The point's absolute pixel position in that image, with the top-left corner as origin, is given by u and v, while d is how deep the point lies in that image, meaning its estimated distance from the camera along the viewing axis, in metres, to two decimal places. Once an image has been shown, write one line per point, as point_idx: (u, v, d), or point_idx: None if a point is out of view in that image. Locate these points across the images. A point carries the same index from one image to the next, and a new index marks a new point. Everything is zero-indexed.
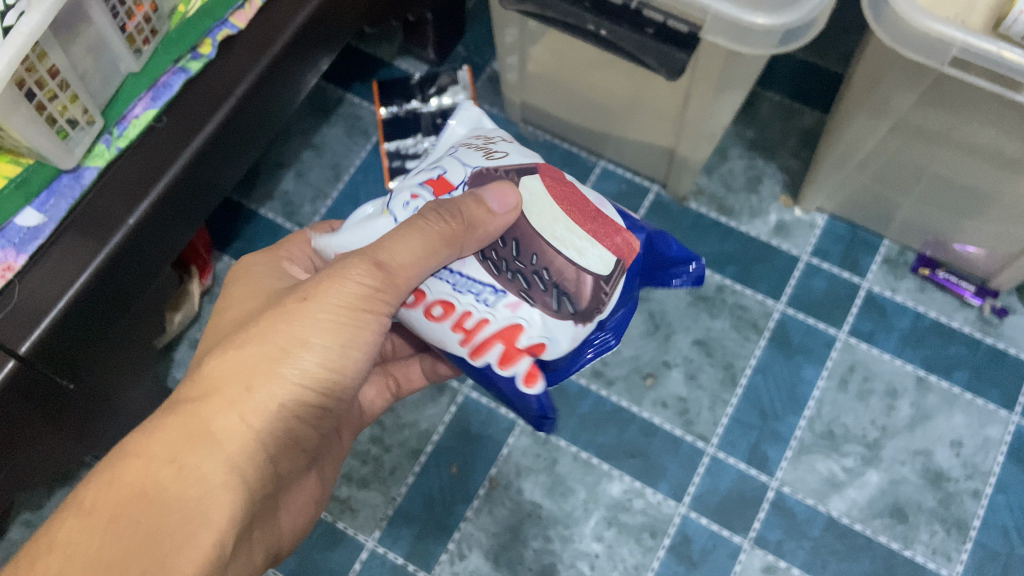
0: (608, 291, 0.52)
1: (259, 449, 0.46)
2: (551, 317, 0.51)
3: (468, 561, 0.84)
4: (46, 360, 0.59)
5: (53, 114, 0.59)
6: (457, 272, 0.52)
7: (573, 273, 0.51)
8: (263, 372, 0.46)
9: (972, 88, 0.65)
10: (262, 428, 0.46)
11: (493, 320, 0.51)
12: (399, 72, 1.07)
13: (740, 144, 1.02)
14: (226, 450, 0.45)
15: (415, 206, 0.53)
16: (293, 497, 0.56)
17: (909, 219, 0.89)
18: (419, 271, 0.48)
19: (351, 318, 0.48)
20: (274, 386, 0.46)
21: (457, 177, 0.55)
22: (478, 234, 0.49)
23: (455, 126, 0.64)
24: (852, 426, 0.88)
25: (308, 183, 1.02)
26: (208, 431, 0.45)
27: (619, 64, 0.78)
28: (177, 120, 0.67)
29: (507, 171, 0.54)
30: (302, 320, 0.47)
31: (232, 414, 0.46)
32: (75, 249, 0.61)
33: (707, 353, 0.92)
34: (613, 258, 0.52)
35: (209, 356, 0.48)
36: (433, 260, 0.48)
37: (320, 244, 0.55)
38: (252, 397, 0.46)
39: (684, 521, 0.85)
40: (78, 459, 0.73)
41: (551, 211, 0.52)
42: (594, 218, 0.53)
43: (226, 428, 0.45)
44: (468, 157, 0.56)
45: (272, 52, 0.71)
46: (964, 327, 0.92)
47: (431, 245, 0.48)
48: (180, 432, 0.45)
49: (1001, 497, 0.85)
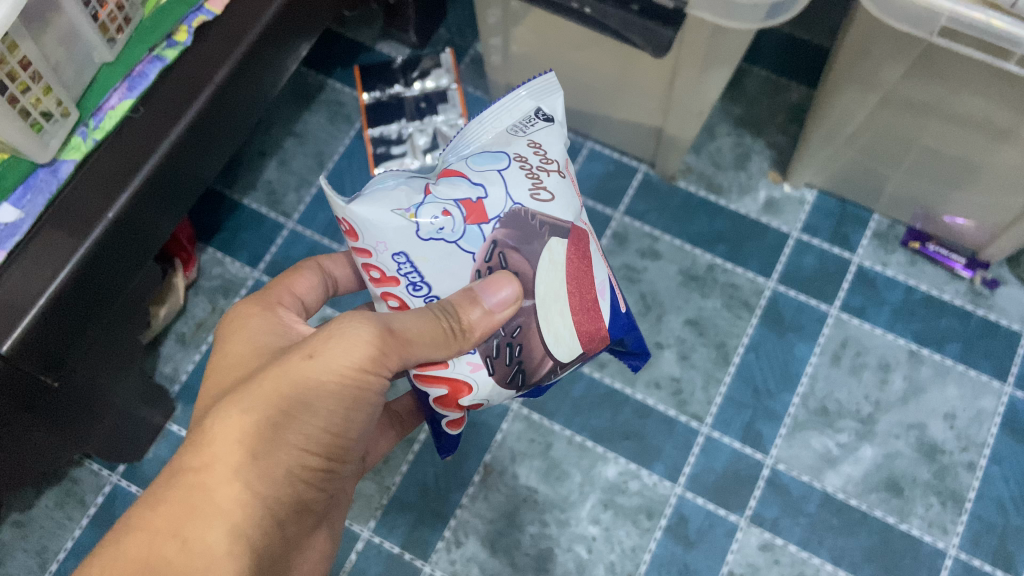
0: (559, 373, 0.53)
1: (264, 515, 0.45)
2: (501, 386, 0.52)
3: (465, 548, 0.84)
4: (31, 359, 0.58)
5: (27, 107, 0.58)
6: (418, 268, 0.50)
7: (539, 356, 0.51)
8: (266, 442, 0.45)
9: (960, 58, 0.64)
10: (270, 499, 0.45)
11: (450, 367, 0.51)
12: (380, 57, 1.06)
13: (728, 122, 1.01)
14: (230, 522, 0.44)
15: (443, 227, 0.49)
16: (308, 557, 0.53)
17: (899, 192, 0.88)
18: (423, 351, 0.47)
19: (358, 379, 0.46)
20: (283, 453, 0.45)
21: (495, 207, 0.50)
22: (475, 336, 0.48)
23: (525, 93, 0.56)
24: (845, 402, 0.88)
25: (292, 171, 1.00)
26: (211, 503, 0.44)
27: (604, 43, 0.77)
28: (155, 110, 0.66)
29: (541, 224, 0.51)
30: (317, 380, 0.45)
31: (236, 485, 0.44)
32: (53, 246, 0.60)
33: (699, 332, 0.92)
34: (578, 351, 0.52)
35: (210, 417, 0.46)
36: (436, 347, 0.47)
37: (344, 204, 0.49)
38: (257, 467, 0.45)
39: (680, 501, 0.85)
40: (65, 454, 0.72)
41: (554, 287, 0.51)
42: (585, 310, 0.52)
43: (230, 499, 0.44)
44: (515, 182, 0.51)
45: (251, 37, 0.70)
46: (956, 300, 0.92)
47: (435, 335, 0.47)
48: (186, 504, 0.44)
49: (995, 468, 0.85)
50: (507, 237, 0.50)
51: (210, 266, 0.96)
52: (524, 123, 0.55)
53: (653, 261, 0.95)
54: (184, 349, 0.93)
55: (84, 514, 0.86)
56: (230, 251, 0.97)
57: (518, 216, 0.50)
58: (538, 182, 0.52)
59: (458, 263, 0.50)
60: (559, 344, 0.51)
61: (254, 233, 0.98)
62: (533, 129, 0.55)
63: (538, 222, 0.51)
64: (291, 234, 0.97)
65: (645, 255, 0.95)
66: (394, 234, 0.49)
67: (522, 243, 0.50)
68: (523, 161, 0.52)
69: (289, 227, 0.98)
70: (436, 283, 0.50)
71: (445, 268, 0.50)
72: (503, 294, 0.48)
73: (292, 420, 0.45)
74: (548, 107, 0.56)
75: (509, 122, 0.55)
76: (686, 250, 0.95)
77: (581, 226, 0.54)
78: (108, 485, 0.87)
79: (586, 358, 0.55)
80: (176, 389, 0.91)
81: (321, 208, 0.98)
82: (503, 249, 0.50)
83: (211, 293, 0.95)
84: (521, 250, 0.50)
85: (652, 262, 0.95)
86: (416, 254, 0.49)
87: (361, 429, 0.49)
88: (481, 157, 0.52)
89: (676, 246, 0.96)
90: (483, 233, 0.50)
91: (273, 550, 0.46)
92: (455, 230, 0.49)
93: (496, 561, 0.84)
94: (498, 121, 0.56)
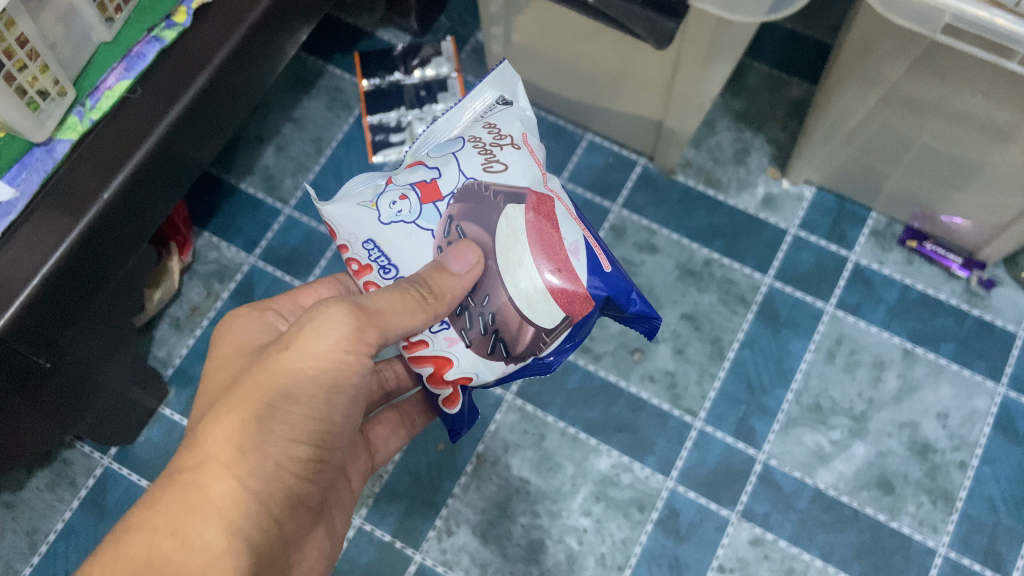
0: (548, 340, 0.53)
1: (258, 510, 0.45)
2: (483, 358, 0.53)
3: (456, 537, 0.84)
4: (24, 339, 0.58)
5: (23, 86, 0.57)
6: (385, 251, 0.53)
7: (516, 322, 0.52)
8: (253, 435, 0.45)
9: (964, 57, 0.64)
10: (263, 492, 0.45)
11: (430, 344, 0.54)
12: (381, 43, 1.05)
13: (728, 117, 1.00)
14: (226, 517, 0.44)
15: (401, 210, 0.53)
16: (307, 556, 0.53)
17: (897, 190, 0.88)
18: (402, 325, 0.48)
19: (337, 361, 0.47)
20: (270, 445, 0.46)
21: (449, 185, 0.54)
22: (447, 300, 0.49)
23: (489, 84, 0.60)
24: (839, 399, 0.88)
25: (290, 157, 1.00)
26: (207, 499, 0.44)
27: (606, 35, 0.77)
28: (152, 92, 0.65)
29: (495, 193, 0.53)
30: (295, 366, 0.46)
31: (229, 480, 0.45)
32: (46, 226, 0.59)
33: (695, 327, 0.92)
34: (562, 315, 0.53)
35: (200, 421, 0.46)
36: (413, 321, 0.48)
37: (321, 206, 0.55)
38: (246, 461, 0.45)
39: (672, 495, 0.85)
40: (56, 436, 0.72)
41: (515, 252, 0.52)
42: (555, 272, 0.52)
43: (224, 494, 0.44)
44: (466, 161, 0.54)
45: (251, 19, 0.69)
46: (951, 299, 0.92)
47: (410, 306, 0.48)
48: (184, 506, 0.44)
49: (987, 468, 0.85)
50: (462, 212, 0.53)
51: (206, 251, 0.96)
52: (485, 113, 0.58)
53: (650, 255, 0.95)
54: (178, 333, 0.92)
55: (75, 496, 0.86)
56: (226, 236, 0.96)
57: (471, 188, 0.53)
58: (491, 156, 0.54)
59: (420, 243, 0.53)
60: (534, 309, 0.52)
61: (251, 218, 0.97)
62: (492, 114, 0.58)
63: (492, 192, 0.53)
64: (287, 220, 0.97)
65: (642, 248, 0.95)
66: (360, 222, 0.54)
67: (475, 213, 0.52)
68: (477, 141, 0.55)
69: (285, 212, 0.97)
70: (402, 262, 0.53)
71: (408, 248, 0.53)
72: (467, 257, 0.50)
73: (276, 410, 0.46)
74: (511, 96, 0.60)
75: (472, 116, 0.59)
76: (684, 245, 0.95)
77: (546, 191, 0.54)
78: (99, 468, 0.87)
79: (583, 322, 0.54)
80: (169, 373, 0.91)
81: (318, 194, 0.98)
82: (460, 222, 0.52)
83: (206, 277, 0.95)
84: (475, 220, 0.52)
85: (650, 256, 0.95)
86: (381, 238, 0.53)
87: (345, 413, 0.49)
88: (440, 147, 0.56)
89: (674, 240, 0.95)
90: (438, 211, 0.53)
91: (271, 545, 0.46)
92: (412, 211, 0.53)
93: (487, 551, 0.84)
94: (465, 115, 0.59)
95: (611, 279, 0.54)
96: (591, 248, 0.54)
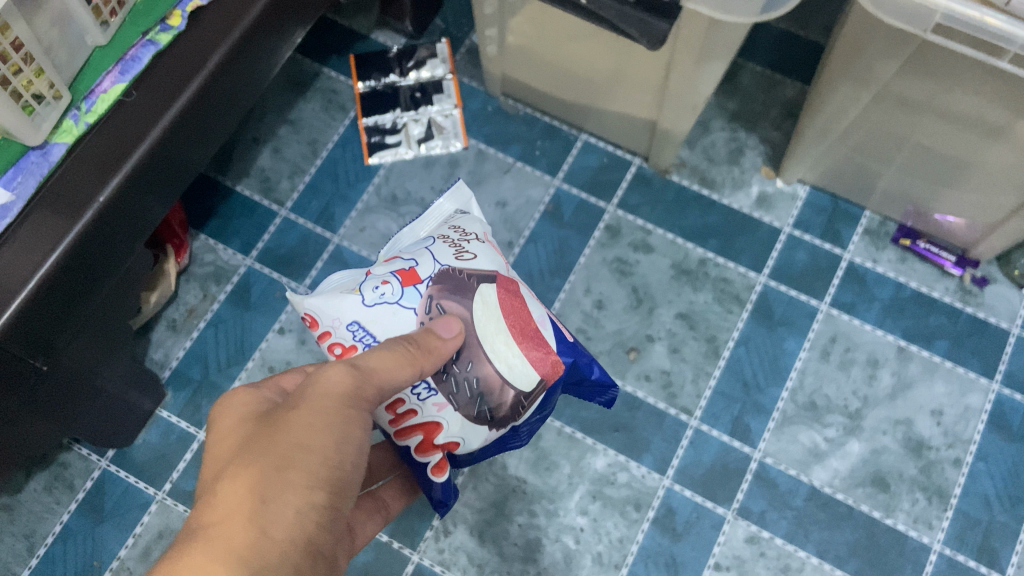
0: (527, 403, 0.59)
1: (283, 562, 0.42)
2: (470, 423, 0.58)
3: (453, 537, 0.84)
4: (19, 341, 0.58)
5: (18, 89, 0.58)
6: (369, 331, 0.57)
7: (499, 387, 0.57)
8: (271, 485, 0.43)
9: (954, 56, 0.64)
10: (286, 543, 0.42)
11: (419, 413, 0.58)
12: (376, 45, 1.05)
13: (722, 117, 1.01)
14: (251, 570, 0.41)
15: (384, 293, 0.58)
16: None
17: (891, 189, 0.89)
18: (391, 378, 0.49)
19: (349, 419, 0.46)
20: (290, 496, 0.43)
21: (426, 271, 0.59)
22: (434, 356, 0.52)
23: (448, 199, 0.70)
24: (833, 397, 0.89)
25: (285, 159, 1.00)
26: (230, 553, 0.41)
27: (600, 36, 0.77)
28: (147, 95, 0.65)
29: (469, 275, 0.59)
30: (305, 420, 0.45)
31: (253, 532, 0.42)
32: (42, 228, 0.59)
33: (690, 326, 0.92)
34: (538, 379, 0.58)
35: (217, 484, 0.44)
36: (406, 372, 0.49)
37: (303, 297, 0.59)
38: (267, 511, 0.42)
39: (668, 493, 0.85)
40: (52, 438, 0.72)
41: (493, 323, 0.58)
42: (529, 338, 0.59)
43: (249, 547, 0.41)
44: (440, 253, 0.61)
45: (246, 23, 0.70)
46: (945, 297, 0.92)
47: (402, 360, 0.49)
48: (206, 562, 0.41)
49: (981, 465, 0.86)
50: (442, 291, 0.58)
51: (203, 253, 0.96)
52: (446, 217, 0.68)
53: (646, 255, 0.95)
54: (175, 335, 0.93)
55: (73, 499, 0.86)
56: (223, 239, 0.97)
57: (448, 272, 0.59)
58: (461, 248, 0.62)
59: (405, 321, 0.57)
60: (513, 372, 0.57)
61: (247, 220, 0.97)
62: (454, 218, 0.67)
63: (466, 275, 0.59)
64: (282, 222, 0.97)
65: (637, 248, 0.95)
66: (347, 308, 0.57)
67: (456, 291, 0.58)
68: (446, 238, 0.63)
69: (281, 214, 0.98)
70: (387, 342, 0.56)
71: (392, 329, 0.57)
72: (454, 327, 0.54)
73: (292, 461, 0.44)
74: (466, 208, 0.69)
75: (434, 222, 0.68)
76: (679, 244, 0.95)
77: (508, 275, 0.63)
78: (96, 471, 0.87)
79: (552, 388, 0.60)
80: (166, 375, 0.91)
81: (314, 196, 0.98)
82: (441, 298, 0.57)
83: (203, 279, 0.95)
84: (454, 298, 0.57)
85: (645, 256, 0.95)
86: (366, 320, 0.57)
87: (358, 468, 0.47)
88: (412, 244, 0.63)
89: (669, 240, 0.96)
90: (419, 292, 0.58)
91: None
92: (395, 293, 0.58)
93: (484, 550, 0.84)
94: (428, 222, 0.68)
95: (571, 349, 0.62)
96: (553, 322, 0.63)
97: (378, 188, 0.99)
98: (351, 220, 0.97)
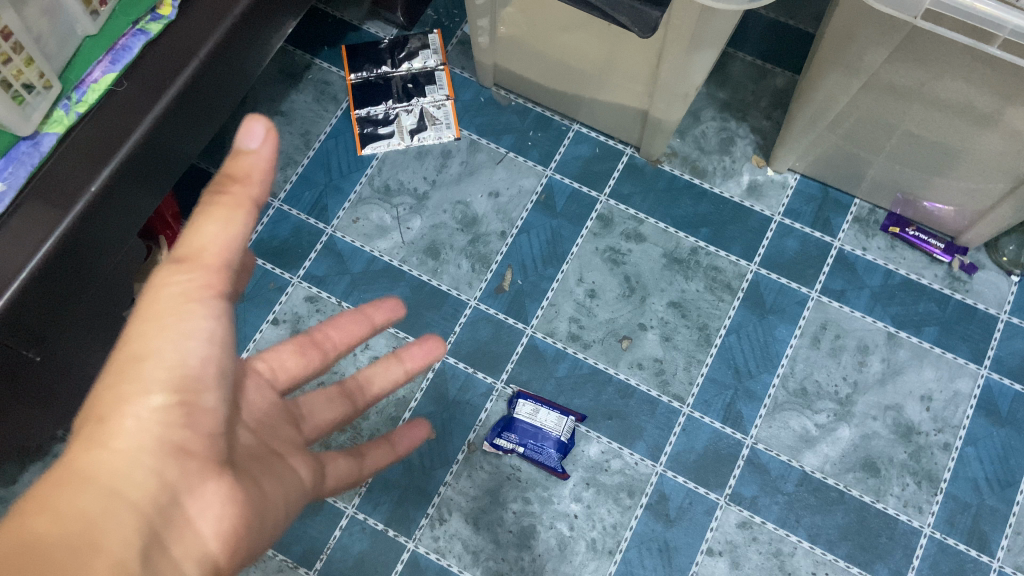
0: None
1: (154, 461, 0.37)
2: None
3: (448, 525, 0.85)
4: (10, 330, 0.58)
5: (8, 78, 0.57)
6: None
7: None
8: (124, 385, 0.38)
9: (943, 44, 0.65)
10: (158, 442, 0.38)
11: None
12: (367, 37, 1.05)
13: (713, 106, 1.01)
14: (114, 475, 0.36)
15: None
16: (264, 521, 0.43)
17: (880, 177, 0.89)
18: (229, 245, 0.40)
19: (174, 302, 0.40)
20: (146, 393, 0.38)
21: None
22: (252, 185, 0.40)
23: None
24: (824, 383, 0.90)
25: (278, 151, 1.00)
26: (82, 472, 0.35)
27: (592, 26, 0.77)
28: (138, 85, 0.65)
29: None
30: (123, 337, 0.39)
31: (109, 442, 0.37)
32: (33, 219, 0.59)
33: (682, 314, 0.93)
34: None
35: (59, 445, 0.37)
36: (241, 233, 0.40)
37: None
38: (123, 416, 0.38)
39: (661, 480, 0.86)
40: (40, 427, 0.72)
41: None
42: None
43: (106, 459, 0.36)
44: None
45: (237, 11, 0.69)
46: (934, 284, 0.93)
47: (230, 216, 0.39)
48: (55, 488, 0.34)
49: (971, 449, 0.87)
50: None
51: None
52: None
53: (638, 244, 0.96)
54: None
55: None
56: None
57: None
58: None
59: None
60: None
61: None
62: None
63: None
64: (275, 213, 0.97)
65: (629, 238, 0.96)
66: None
67: None
68: None
69: (275, 205, 0.97)
70: None
71: None
72: (250, 126, 0.39)
73: (127, 368, 0.39)
74: None
75: None
76: (671, 233, 0.96)
77: None
78: None
79: None
80: None
81: (307, 187, 0.98)
82: None
83: None
84: None
85: (637, 245, 0.95)
86: None
87: (201, 355, 0.40)
88: None
89: (661, 229, 0.96)
90: None
91: (176, 498, 0.38)
92: None
93: (479, 537, 0.85)
94: None
95: None
96: None
97: (371, 179, 0.99)
98: (344, 211, 0.97)
